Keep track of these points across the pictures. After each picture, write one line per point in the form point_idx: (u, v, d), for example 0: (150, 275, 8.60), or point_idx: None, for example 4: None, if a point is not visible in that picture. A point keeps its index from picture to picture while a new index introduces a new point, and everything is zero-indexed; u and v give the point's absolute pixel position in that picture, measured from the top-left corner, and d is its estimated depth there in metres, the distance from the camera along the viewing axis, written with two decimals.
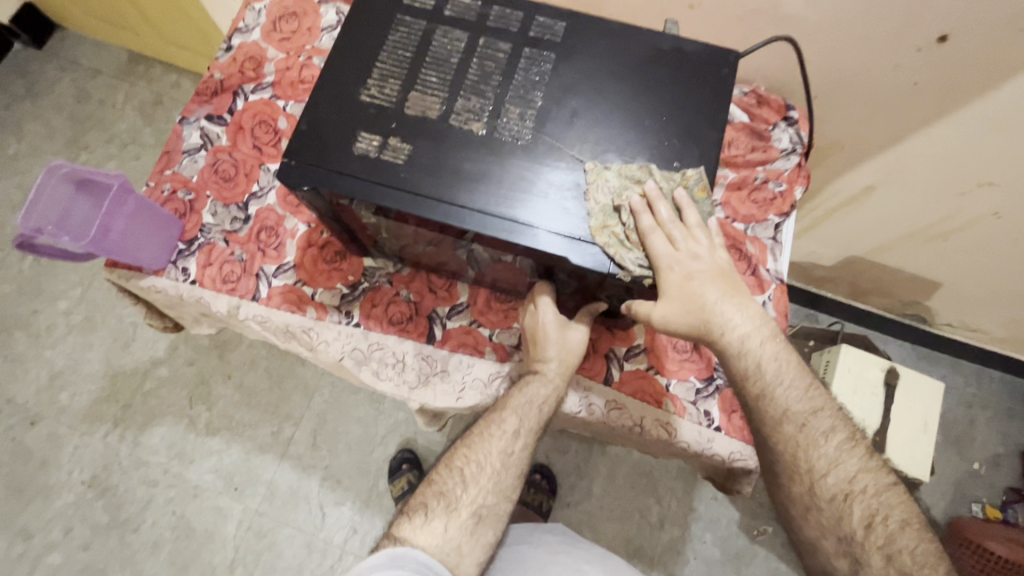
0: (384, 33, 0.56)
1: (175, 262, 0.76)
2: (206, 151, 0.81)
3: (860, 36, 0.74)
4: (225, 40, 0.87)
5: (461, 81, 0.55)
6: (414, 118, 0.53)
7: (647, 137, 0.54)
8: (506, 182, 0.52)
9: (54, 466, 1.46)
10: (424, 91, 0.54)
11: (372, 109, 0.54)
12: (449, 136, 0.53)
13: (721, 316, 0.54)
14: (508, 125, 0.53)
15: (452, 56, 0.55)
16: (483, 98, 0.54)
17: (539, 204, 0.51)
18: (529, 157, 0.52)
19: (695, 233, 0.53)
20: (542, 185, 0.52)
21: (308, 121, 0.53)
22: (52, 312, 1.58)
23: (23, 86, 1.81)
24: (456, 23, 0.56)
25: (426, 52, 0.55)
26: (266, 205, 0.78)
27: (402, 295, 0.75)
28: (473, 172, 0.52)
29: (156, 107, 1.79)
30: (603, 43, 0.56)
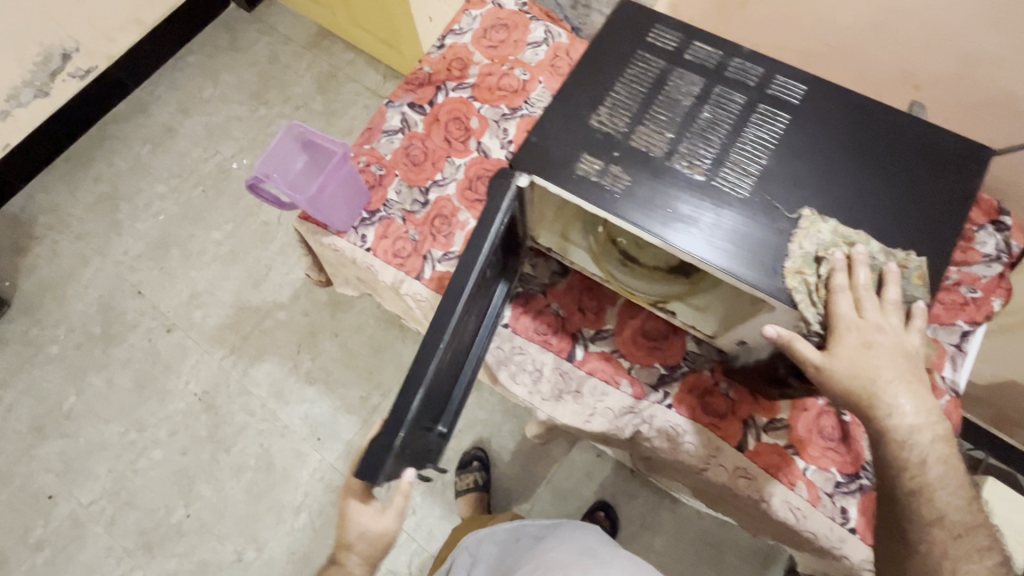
0: (622, 67, 0.58)
1: (357, 228, 0.83)
2: (402, 135, 0.88)
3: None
4: (439, 38, 0.95)
5: (691, 122, 0.56)
6: (637, 151, 0.55)
7: (873, 216, 0.52)
8: (714, 235, 0.52)
9: (175, 373, 1.64)
10: (652, 125, 0.56)
11: (600, 135, 0.56)
12: (669, 176, 0.54)
13: (889, 396, 0.51)
14: (728, 175, 0.54)
15: (685, 98, 0.56)
16: (710, 141, 0.55)
17: (744, 262, 0.51)
18: (743, 214, 0.52)
19: (888, 309, 0.51)
20: (753, 242, 0.51)
21: (536, 133, 0.57)
22: (205, 239, 1.78)
23: (228, 40, 2.07)
24: (694, 68, 0.57)
25: (660, 90, 0.57)
26: (445, 194, 0.84)
27: (550, 307, 0.77)
28: (682, 216, 0.53)
29: (330, 80, 1.97)
30: (842, 113, 0.55)
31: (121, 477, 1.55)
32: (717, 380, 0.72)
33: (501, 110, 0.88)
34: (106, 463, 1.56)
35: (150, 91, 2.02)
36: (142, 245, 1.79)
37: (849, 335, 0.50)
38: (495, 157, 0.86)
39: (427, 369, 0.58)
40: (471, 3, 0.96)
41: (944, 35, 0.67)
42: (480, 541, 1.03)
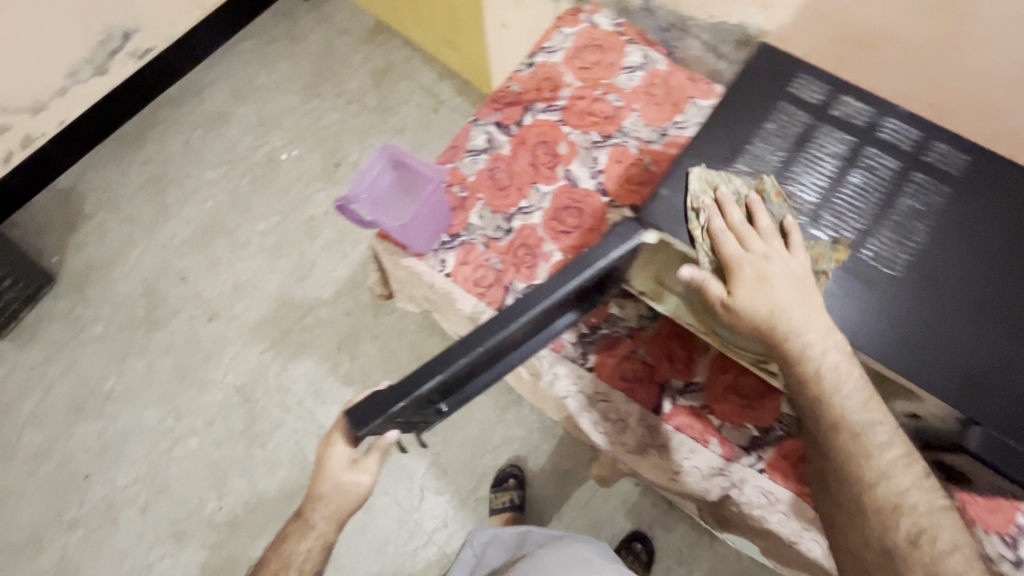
0: (765, 122, 0.59)
1: (436, 251, 0.80)
2: (487, 156, 0.85)
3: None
4: (529, 56, 0.91)
5: (835, 189, 0.57)
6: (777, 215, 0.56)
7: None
8: (852, 308, 0.53)
9: (215, 363, 1.63)
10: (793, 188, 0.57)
11: (739, 195, 0.57)
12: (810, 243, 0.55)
13: (786, 323, 0.53)
14: (871, 245, 0.54)
15: (828, 161, 0.57)
16: (853, 210, 0.56)
17: (885, 338, 0.52)
18: (886, 286, 0.53)
19: (765, 236, 0.55)
20: (900, 319, 0.52)
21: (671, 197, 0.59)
22: (251, 230, 1.77)
23: (284, 29, 2.05)
24: (840, 128, 0.58)
25: (803, 149, 0.58)
26: (530, 223, 0.81)
27: (637, 354, 0.73)
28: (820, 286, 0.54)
29: (385, 76, 1.94)
30: (996, 188, 0.54)
31: (156, 463, 1.55)
32: None
33: (592, 137, 0.84)
34: (142, 448, 1.57)
35: (204, 75, 2.00)
36: (188, 231, 1.79)
37: (745, 270, 0.54)
38: (584, 187, 0.82)
39: (458, 362, 0.57)
40: (563, 21, 0.93)
41: None
42: (487, 544, 1.07)
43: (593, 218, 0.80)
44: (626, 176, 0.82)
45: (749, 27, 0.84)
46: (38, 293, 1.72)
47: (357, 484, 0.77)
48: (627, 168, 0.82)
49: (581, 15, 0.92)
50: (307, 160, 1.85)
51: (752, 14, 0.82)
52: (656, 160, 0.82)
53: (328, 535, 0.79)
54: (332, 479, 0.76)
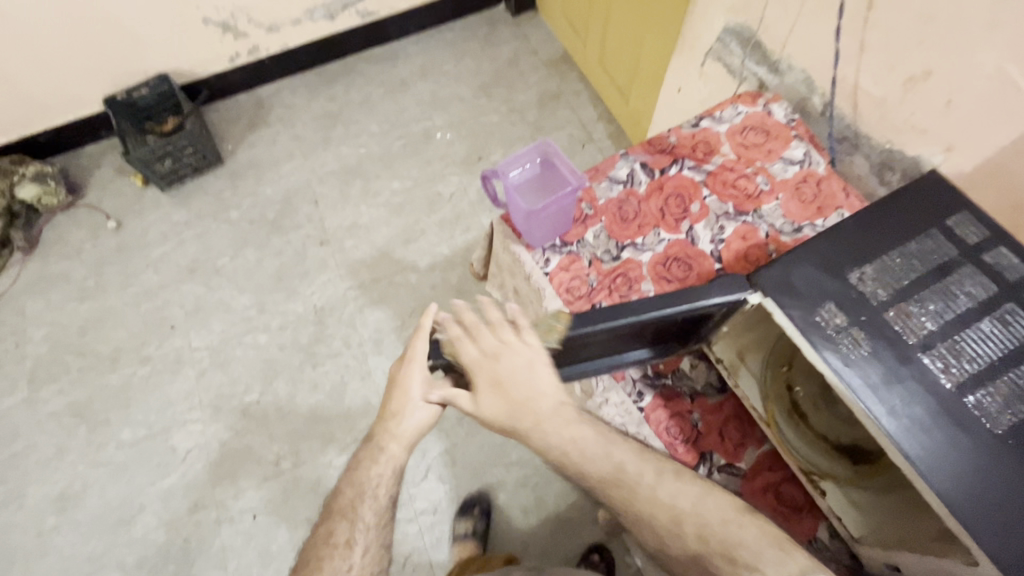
0: (909, 239, 0.58)
1: (545, 249, 0.86)
2: (623, 187, 0.90)
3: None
4: (697, 118, 0.97)
5: (960, 328, 0.53)
6: (890, 326, 0.54)
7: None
8: (941, 449, 0.49)
9: (309, 281, 1.81)
10: (918, 308, 0.54)
11: (857, 293, 0.55)
12: (916, 368, 0.52)
13: (528, 405, 0.68)
14: (982, 397, 0.50)
15: (964, 300, 0.54)
16: (976, 356, 0.52)
17: (968, 495, 0.47)
18: (985, 440, 0.49)
19: (488, 339, 0.71)
20: (991, 483, 0.47)
21: (789, 271, 0.57)
22: (385, 184, 1.97)
23: (485, 33, 2.28)
24: (988, 274, 0.55)
25: (941, 279, 0.55)
26: (638, 258, 0.84)
27: (692, 415, 0.73)
28: (912, 415, 0.50)
29: (551, 100, 2.09)
30: None
31: (228, 341, 1.73)
32: None
33: (727, 206, 0.87)
34: (223, 324, 1.76)
35: (404, 47, 2.27)
36: (337, 165, 2.02)
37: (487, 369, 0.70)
38: (700, 248, 0.84)
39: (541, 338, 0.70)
40: (741, 99, 0.98)
41: None
42: None
43: (698, 278, 0.82)
44: (745, 252, 0.83)
45: (923, 163, 0.84)
46: (206, 168, 2.01)
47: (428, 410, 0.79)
48: (749, 246, 0.84)
49: (759, 100, 0.97)
50: (456, 145, 2.03)
51: (932, 151, 0.82)
52: (781, 250, 0.83)
53: (398, 461, 0.79)
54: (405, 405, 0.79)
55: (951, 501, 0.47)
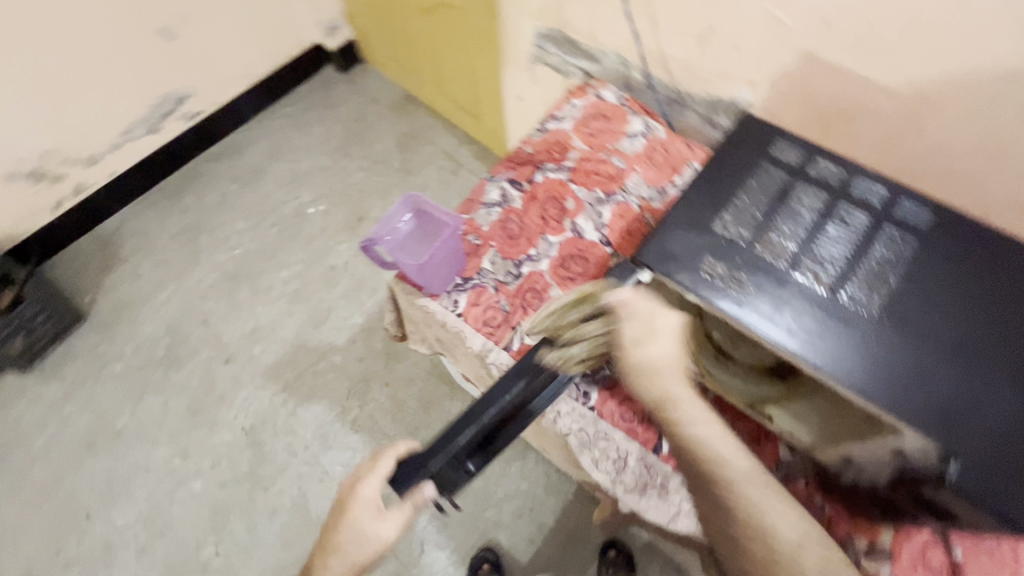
0: (748, 176, 0.64)
1: (450, 292, 0.86)
2: (500, 208, 0.93)
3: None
4: (542, 123, 1.02)
5: (813, 238, 0.60)
6: (761, 258, 0.59)
7: (1018, 352, 0.53)
8: (837, 347, 0.55)
9: (227, 404, 1.67)
10: (776, 234, 0.60)
11: (725, 239, 0.60)
12: (794, 286, 0.58)
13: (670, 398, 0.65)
14: (850, 291, 0.57)
15: (807, 213, 0.61)
16: (832, 258, 0.59)
17: (870, 378, 0.53)
18: (866, 326, 0.55)
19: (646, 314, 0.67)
20: (884, 359, 0.54)
21: (663, 239, 0.61)
22: (274, 277, 1.87)
23: (322, 97, 2.25)
24: (816, 184, 0.63)
25: (783, 202, 0.62)
26: (538, 269, 0.87)
27: (638, 394, 0.76)
28: (806, 328, 0.56)
29: (410, 140, 2.10)
30: (964, 243, 0.58)
31: (158, 503, 1.55)
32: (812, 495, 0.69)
33: (597, 193, 0.92)
34: (147, 487, 1.57)
35: (244, 136, 2.18)
36: (216, 275, 1.89)
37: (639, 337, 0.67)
38: (589, 239, 0.89)
39: (488, 409, 0.69)
40: (573, 95, 1.04)
41: None
42: None
43: (597, 267, 0.86)
44: (628, 229, 0.89)
45: (739, 102, 0.94)
46: (68, 330, 1.79)
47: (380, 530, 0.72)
48: (629, 222, 0.89)
49: (588, 89, 1.04)
50: (332, 214, 1.98)
51: (741, 90, 0.92)
52: (656, 216, 0.89)
53: None
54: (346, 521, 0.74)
55: (859, 389, 0.53)
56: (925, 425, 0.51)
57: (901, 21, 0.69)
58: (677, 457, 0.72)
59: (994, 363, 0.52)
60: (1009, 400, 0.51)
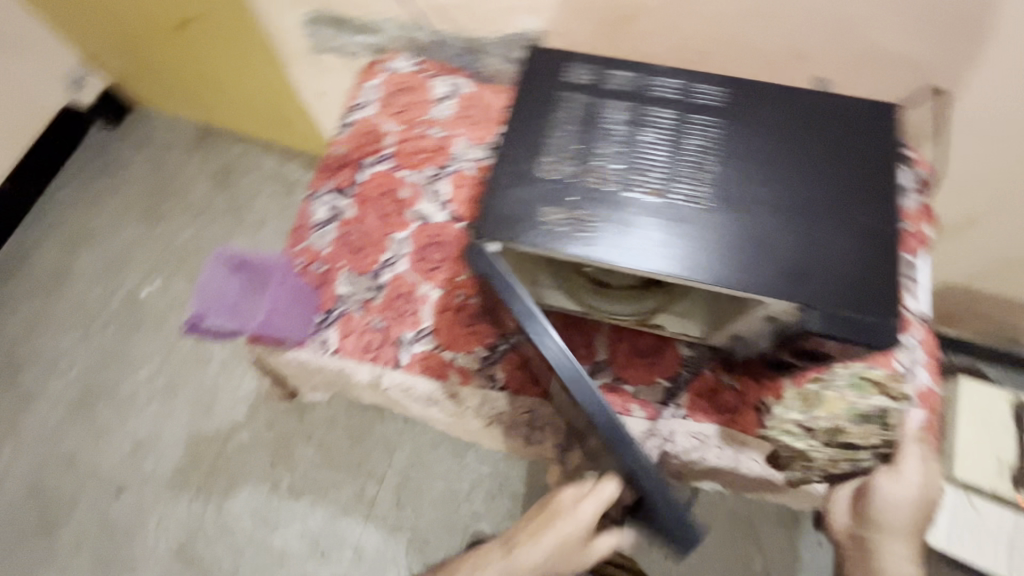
0: (551, 111, 0.59)
1: (315, 333, 0.78)
2: (334, 224, 0.84)
3: (994, 76, 0.74)
4: (344, 118, 0.92)
5: (633, 151, 0.57)
6: (591, 189, 0.55)
7: (841, 195, 0.54)
8: (690, 250, 0.52)
9: (140, 537, 1.45)
10: (595, 162, 0.56)
11: (551, 184, 0.56)
12: (630, 206, 0.54)
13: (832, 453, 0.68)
14: (683, 193, 0.55)
15: (618, 127, 0.58)
16: (657, 164, 0.56)
17: (728, 268, 0.52)
18: (708, 219, 0.53)
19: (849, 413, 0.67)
20: (734, 244, 0.52)
21: (489, 208, 0.56)
22: (133, 381, 1.61)
23: (102, 163, 1.92)
24: (617, 95, 0.59)
25: (594, 126, 0.58)
26: (398, 271, 0.80)
27: None
28: (656, 243, 0.53)
29: (227, 176, 1.86)
30: (763, 104, 0.58)
31: None
32: (719, 377, 0.72)
33: (428, 172, 0.86)
34: None
35: (25, 240, 1.81)
36: (62, 408, 1.60)
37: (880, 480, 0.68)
38: (437, 221, 0.83)
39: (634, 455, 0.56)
40: (365, 77, 0.95)
41: (818, 8, 0.72)
42: None
43: (456, 245, 0.81)
44: (472, 197, 0.84)
45: (530, 32, 0.91)
46: None
47: (570, 562, 0.67)
48: (470, 189, 0.85)
49: (378, 66, 0.95)
50: (171, 287, 1.73)
51: (527, 20, 0.89)
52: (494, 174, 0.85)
53: None
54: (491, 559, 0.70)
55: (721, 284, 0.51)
56: (782, 289, 0.51)
57: None
58: (596, 395, 0.73)
59: (824, 212, 0.53)
60: (846, 243, 0.52)
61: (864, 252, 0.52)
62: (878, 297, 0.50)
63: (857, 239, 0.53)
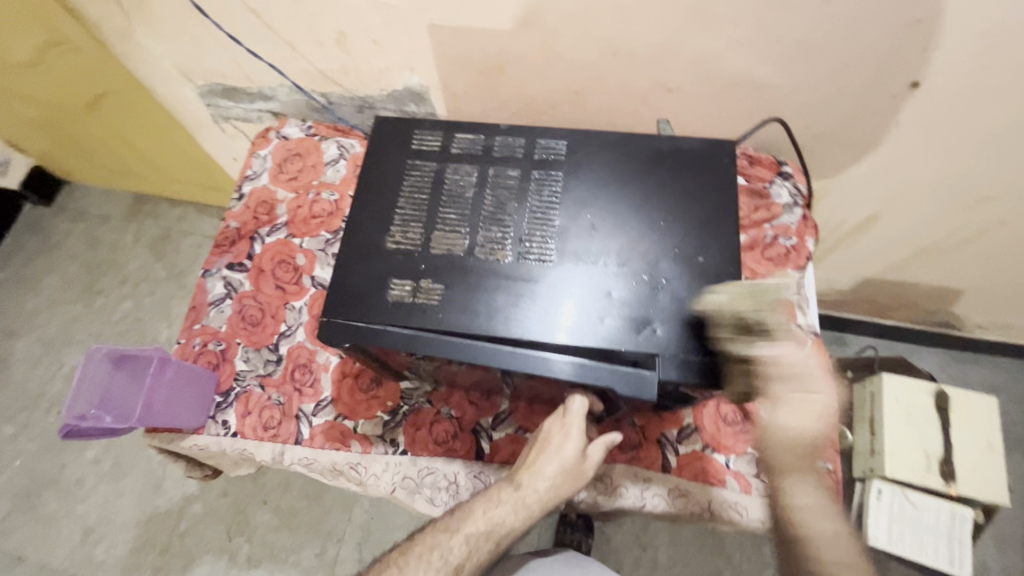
0: (399, 180, 0.60)
1: (215, 416, 0.76)
2: (231, 299, 0.83)
3: (847, 91, 0.76)
4: (237, 189, 0.92)
5: (480, 214, 0.57)
6: (440, 257, 0.56)
7: (683, 239, 0.55)
8: (537, 310, 0.53)
9: None
10: (442, 229, 0.57)
11: (400, 255, 0.56)
12: (478, 271, 0.55)
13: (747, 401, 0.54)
14: (529, 254, 0.55)
15: (465, 191, 0.58)
16: (504, 226, 0.57)
17: (573, 326, 0.52)
18: (553, 277, 0.54)
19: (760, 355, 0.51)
20: (579, 300, 0.53)
21: (338, 283, 0.55)
22: (80, 464, 1.57)
23: (36, 243, 1.88)
24: (463, 158, 0.60)
25: (441, 191, 0.58)
26: (296, 342, 0.79)
27: (443, 412, 0.74)
28: (504, 306, 0.53)
29: (165, 242, 1.84)
30: (606, 153, 0.59)
31: None
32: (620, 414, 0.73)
33: (322, 237, 0.86)
34: None
35: None
36: (7, 502, 1.55)
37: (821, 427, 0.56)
38: None
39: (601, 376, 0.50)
40: (256, 145, 0.95)
41: (673, 46, 0.74)
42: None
43: None
44: None
45: (413, 85, 0.92)
46: None
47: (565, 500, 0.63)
48: None
49: (270, 133, 0.95)
50: None
51: (407, 76, 0.90)
52: None
53: None
54: (497, 497, 0.64)
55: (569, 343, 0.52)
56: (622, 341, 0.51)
57: None
58: (500, 447, 0.73)
59: (667, 259, 0.54)
60: (689, 287, 0.53)
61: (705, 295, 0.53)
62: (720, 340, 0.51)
63: (700, 283, 0.54)
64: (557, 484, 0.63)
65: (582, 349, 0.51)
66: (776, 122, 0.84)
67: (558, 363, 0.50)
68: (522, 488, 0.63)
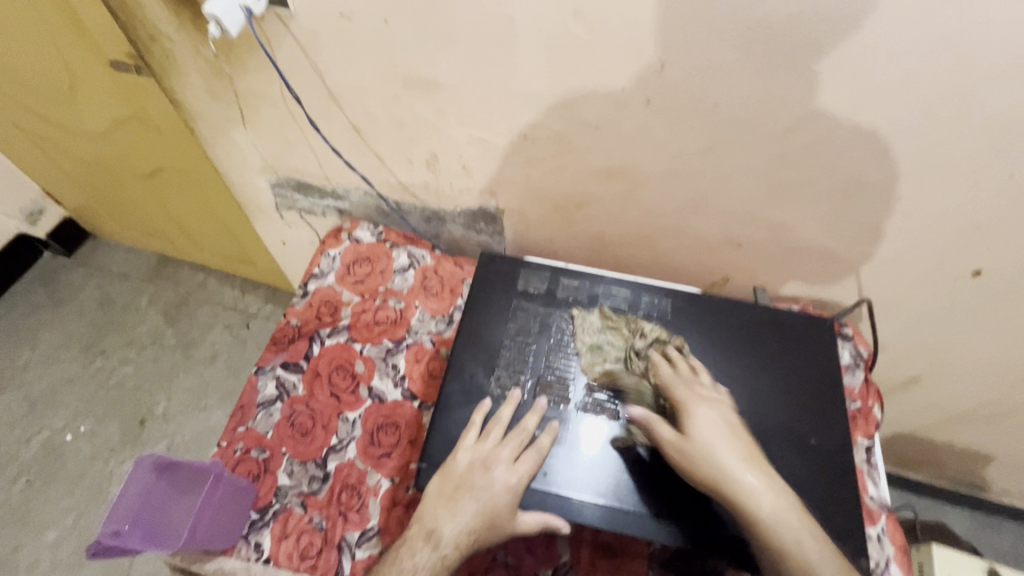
0: (510, 320, 0.71)
1: (247, 536, 0.71)
2: (281, 403, 0.79)
3: (912, 267, 0.81)
4: (301, 286, 0.92)
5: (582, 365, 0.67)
6: (551, 401, 0.66)
7: (769, 405, 0.65)
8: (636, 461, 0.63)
9: None
10: (551, 375, 0.68)
11: (507, 396, 0.67)
12: (586, 418, 0.65)
13: None
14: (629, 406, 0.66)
15: (574, 340, 0.70)
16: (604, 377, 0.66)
17: (667, 483, 0.62)
18: None
19: None
20: None
21: None
22: (36, 547, 1.41)
23: (45, 293, 1.82)
24: (571, 307, 0.72)
25: (550, 336, 0.70)
26: (347, 459, 0.75)
27: (498, 558, 0.68)
28: (606, 455, 0.63)
29: (180, 308, 1.79)
30: (705, 318, 0.71)
31: None
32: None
33: (384, 345, 0.84)
34: None
35: None
36: None
37: None
38: (392, 400, 0.80)
39: (672, 525, 0.60)
40: (326, 244, 0.96)
41: (751, 210, 0.80)
42: None
43: (410, 428, 0.77)
44: (429, 371, 0.82)
45: (491, 207, 0.95)
46: None
47: None
48: (428, 364, 0.83)
49: (342, 234, 0.96)
50: (102, 431, 1.58)
51: (486, 200, 0.94)
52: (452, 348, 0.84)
53: None
54: (412, 547, 0.59)
55: (666, 500, 0.61)
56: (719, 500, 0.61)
57: (587, 126, 0.75)
58: None
59: (758, 427, 0.64)
60: (781, 451, 0.63)
61: (794, 457, 0.63)
62: (815, 505, 0.60)
63: (801, 457, 0.63)
64: (474, 535, 0.58)
65: (670, 514, 0.60)
66: (840, 285, 0.87)
67: (641, 517, 0.61)
68: (434, 533, 0.59)
